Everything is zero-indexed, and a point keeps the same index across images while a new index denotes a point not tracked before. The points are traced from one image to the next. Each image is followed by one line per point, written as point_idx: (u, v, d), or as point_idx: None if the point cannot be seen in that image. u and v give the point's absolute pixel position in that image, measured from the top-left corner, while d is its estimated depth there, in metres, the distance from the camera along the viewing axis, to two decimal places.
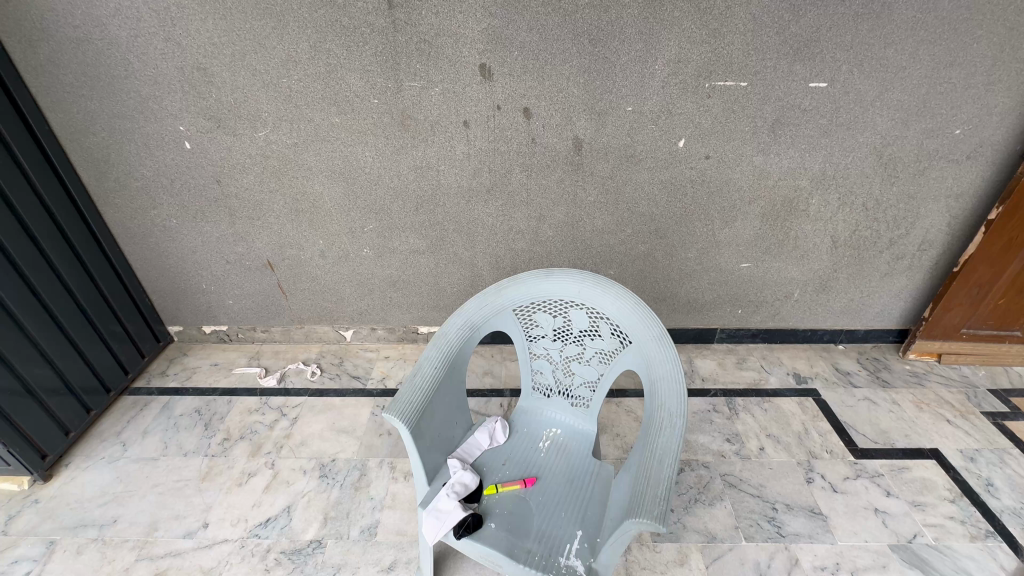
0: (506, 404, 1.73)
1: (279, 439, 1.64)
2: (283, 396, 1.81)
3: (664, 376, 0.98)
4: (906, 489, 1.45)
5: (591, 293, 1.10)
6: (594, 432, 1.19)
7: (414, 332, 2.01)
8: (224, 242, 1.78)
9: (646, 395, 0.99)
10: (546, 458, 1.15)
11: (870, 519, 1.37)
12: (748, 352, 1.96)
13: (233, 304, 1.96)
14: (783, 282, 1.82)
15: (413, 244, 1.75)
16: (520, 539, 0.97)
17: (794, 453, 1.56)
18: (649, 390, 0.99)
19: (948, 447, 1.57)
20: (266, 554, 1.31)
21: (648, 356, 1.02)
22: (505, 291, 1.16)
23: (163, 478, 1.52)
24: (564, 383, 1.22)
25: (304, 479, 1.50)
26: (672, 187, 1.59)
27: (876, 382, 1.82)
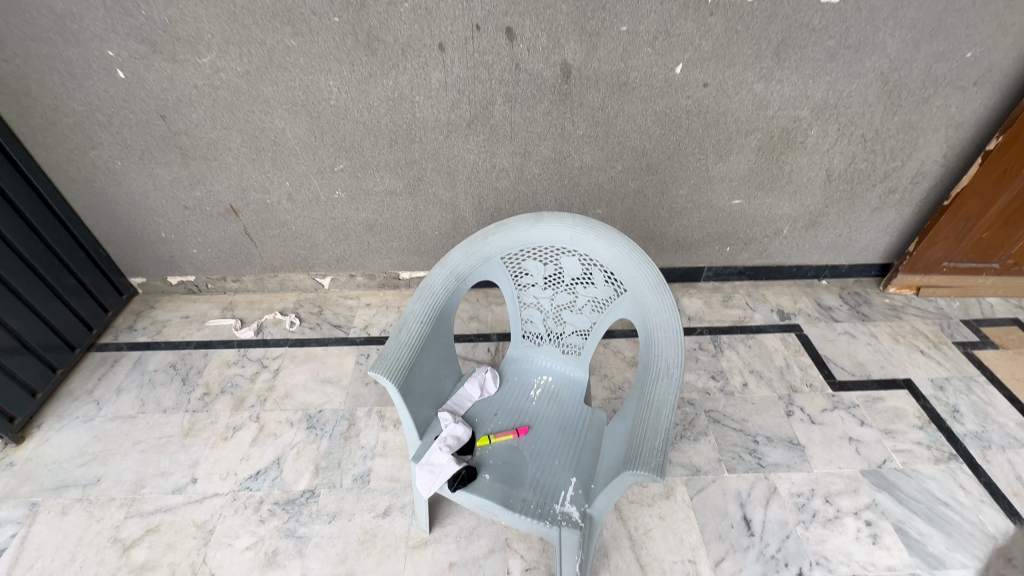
0: (493, 348, 1.71)
1: (262, 392, 1.60)
2: (262, 347, 1.75)
3: (662, 327, 0.94)
4: (879, 418, 1.51)
5: (585, 239, 1.03)
6: (586, 379, 1.18)
7: (395, 278, 1.93)
8: (180, 186, 1.63)
9: (642, 345, 0.96)
10: (538, 406, 1.14)
11: (845, 447, 1.44)
12: (734, 290, 1.96)
13: (198, 253, 1.83)
14: (774, 218, 1.78)
15: (389, 185, 1.63)
16: (515, 489, 0.97)
17: (776, 387, 1.60)
18: (645, 340, 0.96)
19: (920, 376, 1.64)
20: (259, 505, 1.32)
21: (644, 307, 0.98)
22: (492, 238, 1.09)
23: (143, 435, 1.48)
24: (555, 331, 1.18)
25: (291, 431, 1.48)
26: (666, 119, 1.48)
27: (856, 316, 1.85)
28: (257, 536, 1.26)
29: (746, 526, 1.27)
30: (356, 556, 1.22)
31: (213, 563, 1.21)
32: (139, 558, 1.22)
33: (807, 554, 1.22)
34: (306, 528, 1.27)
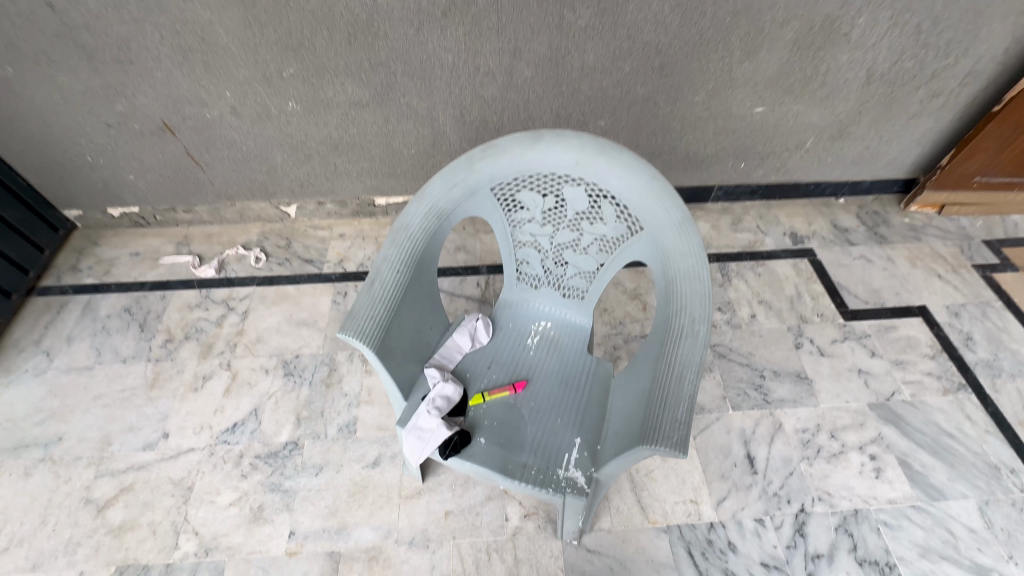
0: (483, 283, 1.56)
1: (231, 337, 1.45)
2: (226, 287, 1.57)
3: (686, 274, 0.79)
4: (891, 348, 1.44)
5: (592, 164, 0.85)
6: (589, 325, 1.05)
7: (371, 204, 1.71)
8: (96, 99, 1.34)
9: (661, 296, 0.82)
10: (536, 357, 1.01)
11: (853, 379, 1.38)
12: (744, 211, 1.79)
13: (137, 180, 1.58)
14: (798, 129, 1.56)
15: (352, 94, 1.36)
16: (514, 453, 0.87)
17: (785, 318, 1.50)
18: (664, 290, 0.81)
19: (935, 303, 1.55)
20: (239, 460, 1.23)
21: (666, 249, 0.82)
22: (480, 165, 0.89)
23: (104, 388, 1.35)
24: (555, 273, 1.02)
25: (266, 379, 1.37)
26: (688, 5, 1.20)
27: (874, 238, 1.71)
28: (240, 492, 1.19)
29: (749, 464, 1.24)
30: (347, 508, 1.17)
31: (196, 520, 1.15)
32: (116, 519, 1.15)
33: (810, 490, 1.20)
34: (292, 481, 1.21)
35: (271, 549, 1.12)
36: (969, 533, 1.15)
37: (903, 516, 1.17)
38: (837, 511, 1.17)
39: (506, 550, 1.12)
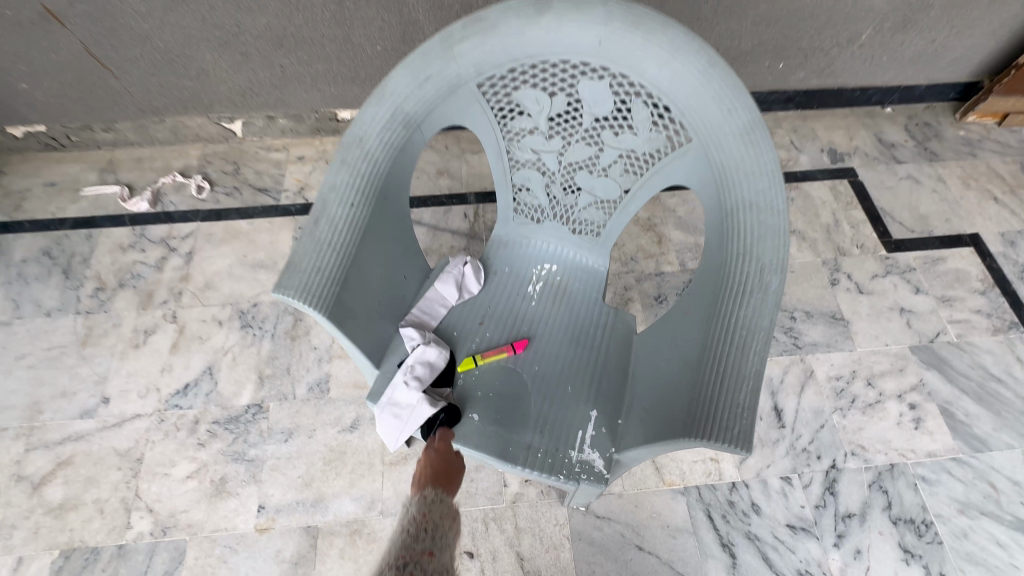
0: (471, 214, 1.32)
1: (174, 283, 1.23)
2: (164, 223, 1.32)
3: (754, 204, 0.57)
4: (937, 283, 1.27)
5: (622, 44, 0.59)
6: (604, 268, 0.84)
7: (333, 119, 1.42)
8: None
9: (716, 234, 0.60)
10: (539, 308, 0.81)
11: (894, 320, 1.22)
12: (776, 124, 1.52)
13: (33, 90, 1.26)
14: (855, 16, 1.26)
15: None
16: (515, 432, 0.70)
17: (820, 250, 1.31)
18: (719, 225, 0.60)
19: (989, 231, 1.35)
20: (195, 427, 1.07)
21: (724, 168, 0.59)
22: (461, 50, 0.63)
23: (28, 347, 1.15)
24: (564, 203, 0.79)
25: (220, 332, 1.17)
26: None
27: (923, 155, 1.48)
28: (199, 463, 1.03)
29: (776, 417, 1.10)
30: (323, 477, 1.03)
31: (149, 497, 1.00)
32: (56, 497, 1.00)
33: (842, 444, 1.08)
34: (258, 449, 1.05)
35: (238, 526, 0.98)
36: (1013, 487, 1.04)
37: (943, 470, 1.06)
38: (872, 466, 1.06)
39: (505, 520, 0.99)
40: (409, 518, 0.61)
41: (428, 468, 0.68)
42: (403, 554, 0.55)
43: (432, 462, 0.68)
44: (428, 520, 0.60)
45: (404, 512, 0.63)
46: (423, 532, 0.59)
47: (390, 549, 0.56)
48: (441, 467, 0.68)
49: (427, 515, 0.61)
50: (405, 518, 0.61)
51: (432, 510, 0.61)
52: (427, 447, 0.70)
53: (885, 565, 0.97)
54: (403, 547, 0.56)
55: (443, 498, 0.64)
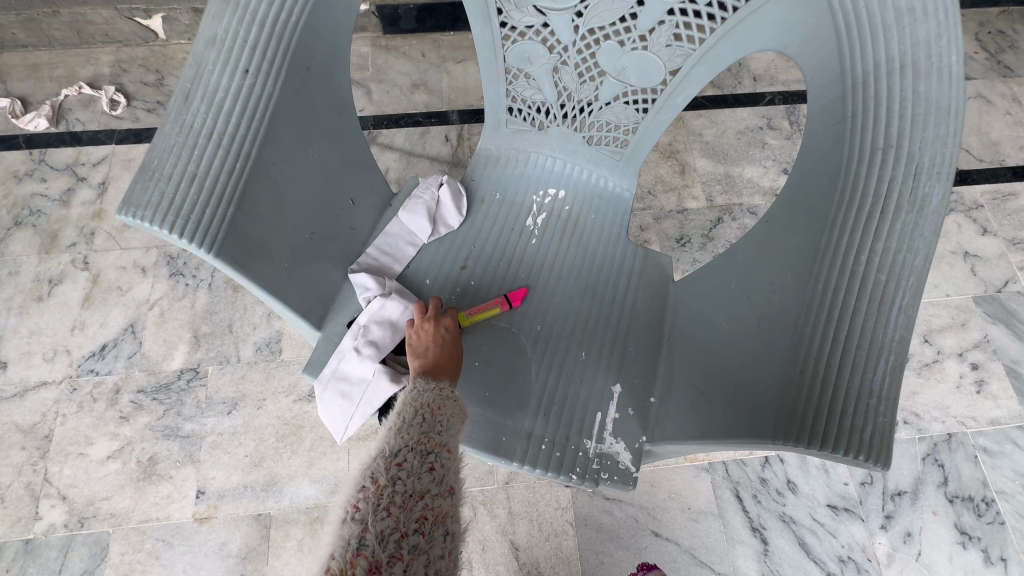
0: (454, 136, 1.08)
1: (85, 221, 0.99)
2: (70, 146, 1.06)
3: (903, 69, 0.37)
4: (1008, 223, 1.07)
5: None
6: (630, 193, 0.62)
7: None
8: None
9: (841, 124, 0.41)
10: (543, 246, 0.59)
11: (957, 267, 1.03)
12: None
13: None
14: None
15: None
16: (509, 416, 0.51)
17: None
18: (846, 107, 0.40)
19: None
20: (116, 397, 0.87)
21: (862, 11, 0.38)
22: None
23: None
24: (579, 99, 0.56)
25: (144, 282, 0.94)
26: None
27: (995, 69, 1.24)
28: (121, 440, 0.85)
29: None
30: (276, 456, 0.85)
31: (60, 482, 0.82)
32: None
33: None
34: (195, 424, 0.86)
35: (172, 515, 0.81)
36: None
37: (1007, 440, 0.91)
38: (926, 437, 0.90)
39: (496, 504, 0.83)
40: (414, 404, 0.41)
41: (439, 352, 0.48)
42: (419, 437, 0.39)
43: (444, 339, 0.49)
44: (444, 415, 0.41)
45: (408, 394, 0.43)
46: (438, 425, 0.40)
47: (396, 432, 0.39)
48: (455, 348, 0.49)
49: (441, 407, 0.42)
50: (411, 400, 0.42)
51: (451, 402, 0.42)
52: (434, 320, 0.50)
53: (939, 550, 0.83)
54: (417, 434, 0.39)
55: (458, 393, 0.45)
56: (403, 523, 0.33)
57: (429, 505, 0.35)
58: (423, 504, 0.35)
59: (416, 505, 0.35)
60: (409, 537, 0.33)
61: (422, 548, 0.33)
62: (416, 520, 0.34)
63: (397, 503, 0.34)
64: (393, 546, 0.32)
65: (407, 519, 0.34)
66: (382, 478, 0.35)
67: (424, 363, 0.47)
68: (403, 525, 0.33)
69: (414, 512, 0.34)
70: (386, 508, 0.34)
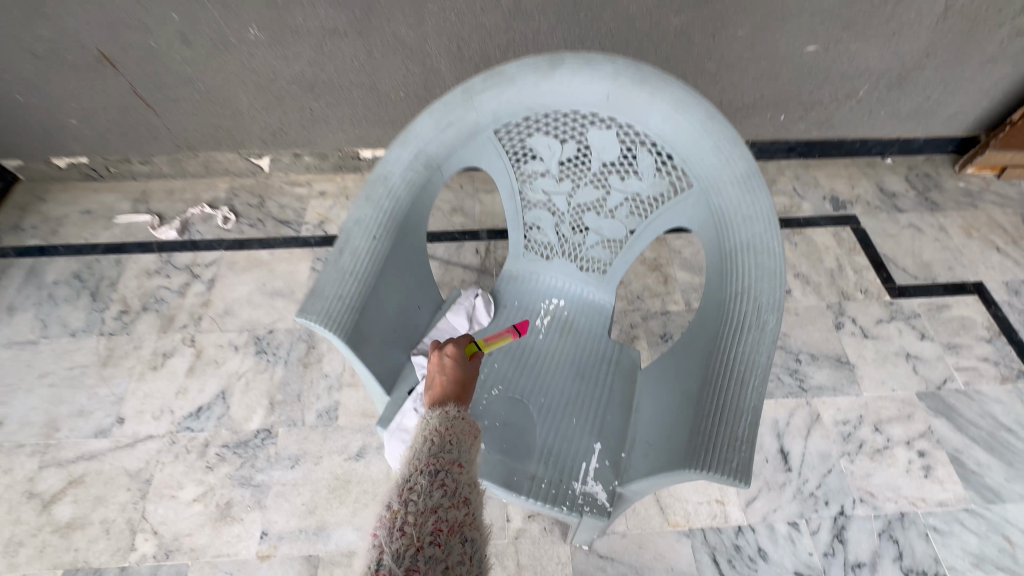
0: (483, 249, 1.37)
1: (196, 308, 1.28)
2: (190, 251, 1.38)
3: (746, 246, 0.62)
4: (943, 330, 1.28)
5: (627, 98, 0.65)
6: (610, 304, 0.87)
7: (355, 158, 1.49)
8: (13, 20, 1.10)
9: (716, 274, 0.64)
10: (547, 343, 0.83)
11: (900, 366, 1.22)
12: (779, 172, 1.57)
13: (80, 125, 1.35)
14: (853, 74, 1.32)
15: (325, 19, 1.11)
16: (521, 462, 0.71)
17: (824, 294, 1.33)
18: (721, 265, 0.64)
19: (992, 280, 1.37)
20: (204, 449, 1.09)
21: (722, 211, 0.64)
22: (479, 98, 0.69)
23: (51, 366, 1.19)
24: (572, 242, 0.84)
25: (236, 357, 1.20)
26: None
27: (924, 204, 1.52)
28: (206, 486, 1.05)
29: (783, 460, 1.10)
30: (327, 505, 1.03)
31: (155, 519, 1.01)
32: (64, 516, 1.01)
33: (851, 490, 1.06)
34: (265, 474, 1.06)
35: (239, 552, 0.98)
36: None
37: (955, 521, 1.03)
38: (881, 514, 1.04)
39: (507, 556, 0.98)
40: (425, 433, 0.54)
41: (445, 380, 0.63)
42: (430, 460, 0.50)
43: (447, 368, 0.64)
44: (451, 436, 0.53)
45: (420, 424, 0.55)
46: (447, 447, 0.52)
47: (408, 463, 0.50)
48: (457, 374, 0.63)
49: (449, 429, 0.54)
50: (423, 430, 0.54)
51: (455, 423, 0.54)
52: (439, 357, 0.65)
53: None
54: (426, 459, 0.50)
55: (462, 413, 0.57)
56: (418, 539, 0.42)
57: (441, 518, 0.44)
58: (436, 519, 0.44)
59: (430, 519, 0.44)
60: (425, 549, 0.41)
61: (438, 556, 0.41)
62: (430, 534, 0.43)
63: (411, 522, 0.43)
64: (410, 559, 0.40)
65: (421, 535, 0.42)
66: (395, 504, 0.45)
67: (434, 393, 0.61)
68: (418, 540, 0.42)
69: (428, 526, 0.43)
70: (401, 529, 0.42)
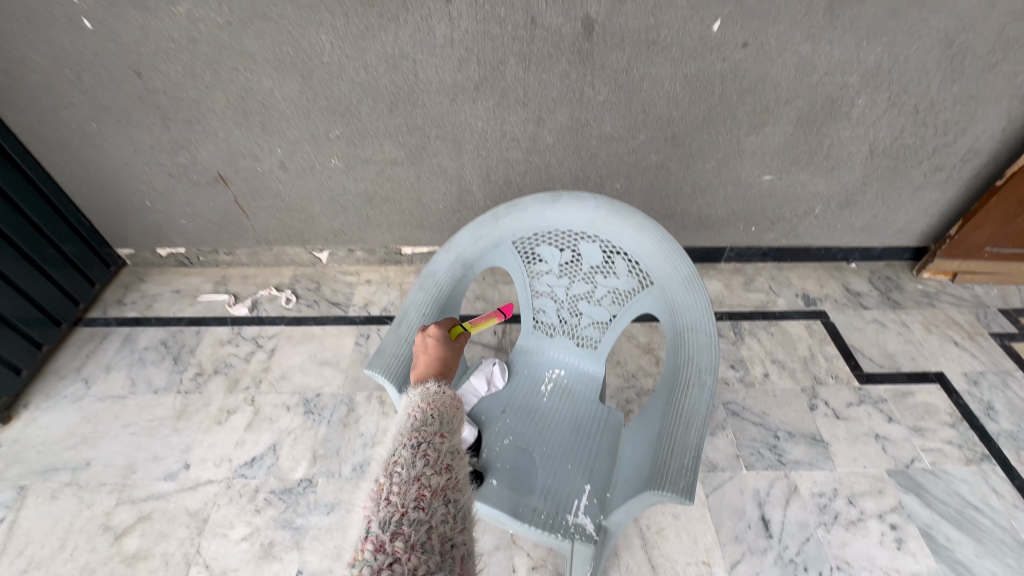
0: (500, 331, 1.62)
1: (257, 373, 1.52)
2: (257, 325, 1.66)
3: (690, 327, 0.85)
4: (908, 414, 1.43)
5: (606, 223, 0.93)
6: (601, 374, 1.08)
7: (397, 254, 1.81)
8: (162, 151, 1.49)
9: (671, 347, 0.87)
10: (549, 404, 1.04)
11: (870, 445, 1.36)
12: (756, 272, 1.83)
13: (186, 224, 1.71)
14: (806, 196, 1.63)
15: (388, 153, 1.48)
16: (526, 497, 0.89)
17: (798, 378, 1.51)
18: (674, 341, 0.87)
19: (952, 370, 1.53)
20: (255, 494, 1.26)
21: (674, 303, 0.88)
22: (503, 219, 0.98)
23: (134, 417, 1.42)
24: (570, 323, 1.08)
25: (287, 415, 1.41)
26: (698, 85, 1.31)
27: (887, 302, 1.74)
28: (253, 526, 1.21)
29: (764, 527, 1.21)
30: None
31: (207, 554, 1.16)
32: (131, 547, 1.17)
33: (828, 558, 1.16)
34: (304, 518, 1.22)
35: None
36: None
37: None
38: None
39: None
40: (409, 412, 0.64)
41: (426, 357, 0.81)
42: (414, 436, 0.59)
43: (427, 348, 0.82)
44: (432, 412, 0.64)
45: (406, 404, 0.66)
46: (428, 423, 0.62)
47: (394, 444, 0.59)
48: (436, 351, 0.82)
49: (430, 405, 0.65)
50: (409, 408, 0.65)
51: (433, 401, 0.65)
52: (422, 339, 0.84)
53: None
54: (410, 436, 0.60)
55: (442, 389, 0.69)
56: (403, 505, 0.51)
57: (423, 485, 0.53)
58: (418, 488, 0.53)
59: (413, 488, 0.53)
60: (409, 513, 0.50)
61: (421, 517, 0.50)
62: (413, 500, 0.52)
63: (396, 494, 0.52)
64: (396, 524, 0.49)
65: (405, 502, 0.51)
66: (383, 479, 0.54)
67: (419, 367, 0.79)
68: (403, 507, 0.50)
69: (412, 494, 0.52)
70: (387, 501, 0.51)
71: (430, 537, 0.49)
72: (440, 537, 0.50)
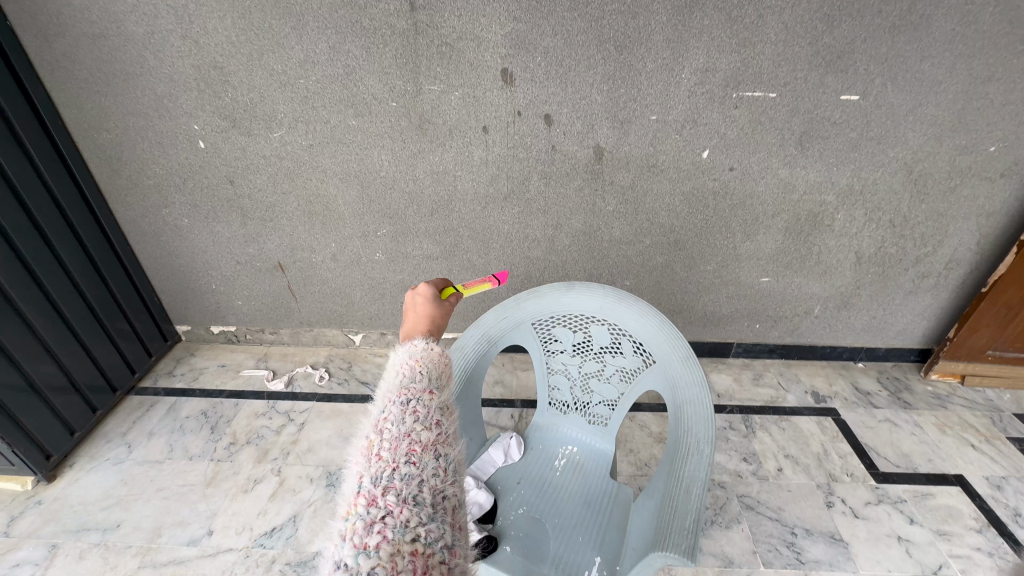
0: (517, 414, 1.70)
1: (286, 445, 1.61)
2: (291, 399, 1.78)
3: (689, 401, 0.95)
4: (930, 516, 1.40)
5: (613, 308, 1.07)
6: (611, 450, 1.15)
7: None
8: (235, 243, 1.75)
9: (673, 420, 0.96)
10: (561, 478, 1.11)
11: (894, 547, 1.32)
12: (765, 368, 1.91)
13: (241, 305, 1.92)
14: (803, 297, 1.76)
15: (426, 249, 1.71)
16: (537, 565, 0.93)
17: (813, 474, 1.51)
18: (675, 413, 0.96)
19: (973, 473, 1.52)
20: (271, 565, 1.28)
21: (674, 379, 0.99)
22: (524, 303, 1.14)
23: (168, 482, 1.49)
24: (582, 399, 1.18)
25: (310, 487, 1.47)
26: (694, 199, 1.53)
27: (897, 402, 1.77)
28: None
29: None
30: None
31: None
32: None
33: None
34: None
35: None
36: None
37: None
38: None
39: None
40: (396, 371, 0.59)
41: (415, 314, 0.81)
42: (402, 392, 0.55)
43: (417, 305, 0.83)
44: (422, 370, 0.59)
45: (394, 361, 0.61)
46: (415, 379, 0.57)
47: (382, 400, 0.55)
48: (424, 309, 0.81)
49: (418, 362, 0.59)
50: (395, 367, 0.60)
51: (422, 358, 0.59)
52: (413, 298, 0.84)
53: None
54: (398, 392, 0.55)
55: (430, 345, 0.63)
56: (394, 461, 0.48)
57: (414, 441, 0.50)
58: (410, 443, 0.50)
59: (404, 443, 0.50)
60: (400, 467, 0.47)
61: (414, 471, 0.48)
62: (404, 456, 0.49)
63: (387, 449, 0.49)
64: (386, 478, 0.46)
65: (396, 457, 0.48)
66: (373, 435, 0.51)
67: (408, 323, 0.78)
68: (394, 462, 0.48)
69: (402, 450, 0.49)
70: (378, 457, 0.48)
71: (422, 490, 0.46)
72: (432, 490, 0.47)
